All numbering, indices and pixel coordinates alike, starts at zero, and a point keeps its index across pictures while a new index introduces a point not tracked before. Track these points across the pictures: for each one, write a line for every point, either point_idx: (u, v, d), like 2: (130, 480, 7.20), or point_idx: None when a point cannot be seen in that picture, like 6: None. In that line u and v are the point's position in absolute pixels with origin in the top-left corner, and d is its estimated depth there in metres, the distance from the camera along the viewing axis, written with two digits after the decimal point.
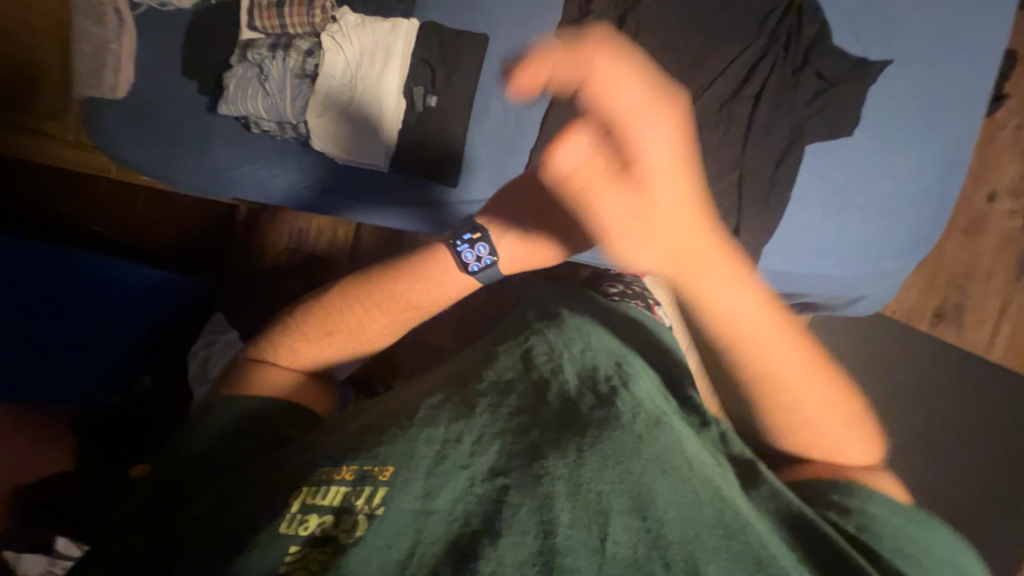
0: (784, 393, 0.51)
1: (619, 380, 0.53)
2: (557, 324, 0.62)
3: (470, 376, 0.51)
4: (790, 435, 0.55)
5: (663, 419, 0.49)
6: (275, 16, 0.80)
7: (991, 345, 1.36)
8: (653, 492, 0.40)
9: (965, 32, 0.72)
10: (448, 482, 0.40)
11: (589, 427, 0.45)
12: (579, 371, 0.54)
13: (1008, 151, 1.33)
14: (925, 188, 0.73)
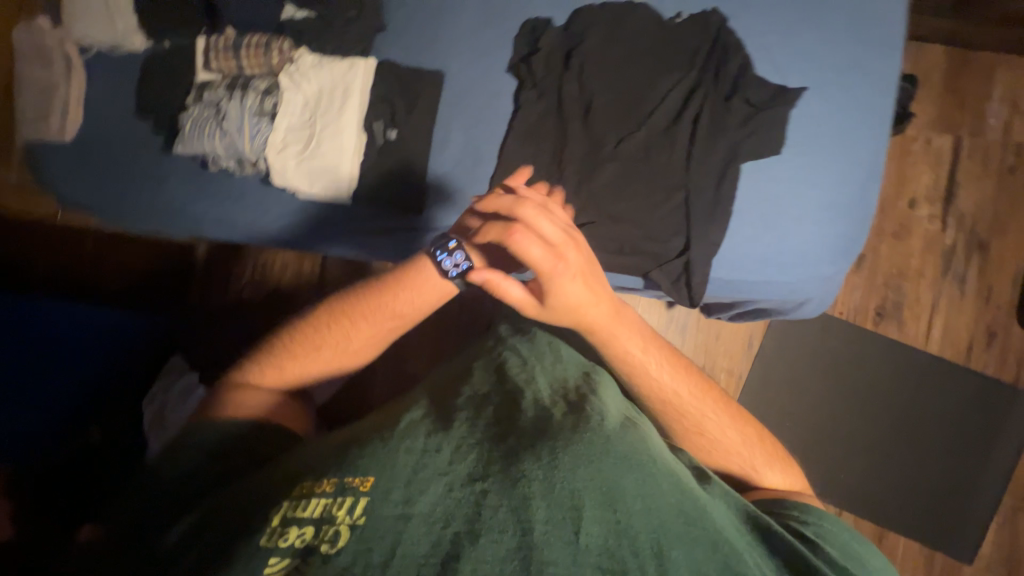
0: (685, 422, 0.63)
1: (589, 386, 0.57)
2: (527, 342, 0.67)
3: (447, 395, 0.54)
4: (718, 461, 0.63)
5: (626, 420, 0.52)
6: (232, 59, 0.83)
7: (928, 339, 1.48)
8: (621, 486, 0.43)
9: (871, 60, 0.80)
10: (428, 489, 0.42)
11: (561, 429, 0.47)
12: (552, 381, 0.57)
13: (922, 162, 1.48)
14: (850, 198, 0.80)
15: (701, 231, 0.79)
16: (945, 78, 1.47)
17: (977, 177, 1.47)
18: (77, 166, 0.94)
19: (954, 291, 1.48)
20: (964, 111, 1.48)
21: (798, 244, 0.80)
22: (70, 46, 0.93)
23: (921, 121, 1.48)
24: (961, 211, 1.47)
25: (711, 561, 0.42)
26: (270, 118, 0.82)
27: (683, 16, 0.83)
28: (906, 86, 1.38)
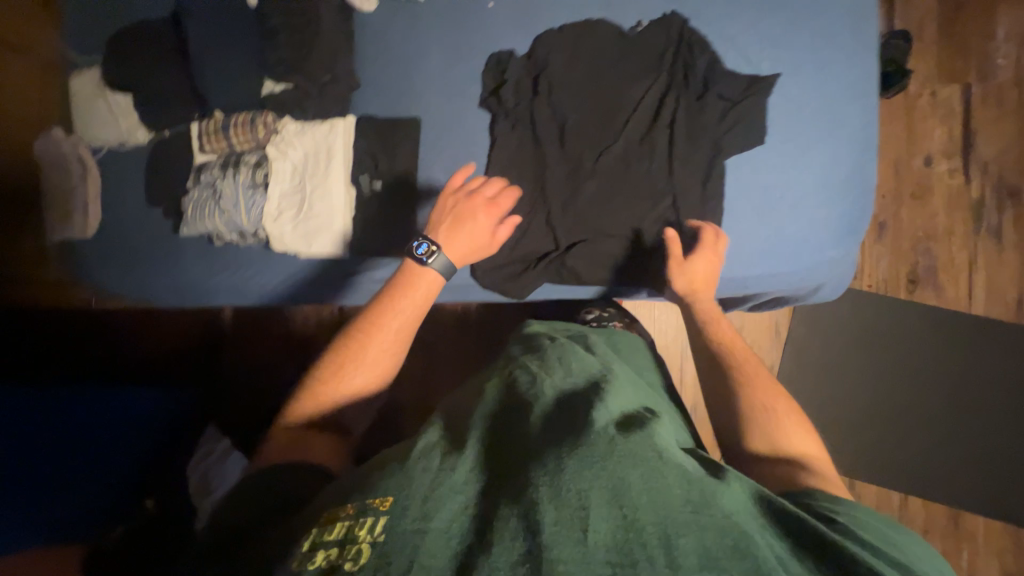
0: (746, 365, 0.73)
1: (596, 390, 0.58)
2: (537, 354, 0.69)
3: (462, 415, 0.57)
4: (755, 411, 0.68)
5: (634, 418, 0.53)
6: (223, 140, 0.88)
7: (972, 299, 1.38)
8: (627, 480, 0.44)
9: (843, 36, 0.78)
10: (442, 506, 0.44)
11: (567, 436, 0.49)
12: (561, 390, 0.59)
13: (931, 116, 1.41)
14: (846, 176, 0.77)
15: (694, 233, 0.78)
16: (941, 26, 1.40)
17: (995, 121, 1.39)
18: (103, 254, 1.01)
19: (991, 245, 1.38)
20: (968, 56, 1.40)
21: (794, 230, 0.78)
22: (83, 150, 1.01)
23: (923, 74, 1.41)
24: (984, 160, 1.39)
25: (724, 543, 0.40)
26: (263, 189, 0.86)
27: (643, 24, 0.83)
28: (899, 42, 1.32)
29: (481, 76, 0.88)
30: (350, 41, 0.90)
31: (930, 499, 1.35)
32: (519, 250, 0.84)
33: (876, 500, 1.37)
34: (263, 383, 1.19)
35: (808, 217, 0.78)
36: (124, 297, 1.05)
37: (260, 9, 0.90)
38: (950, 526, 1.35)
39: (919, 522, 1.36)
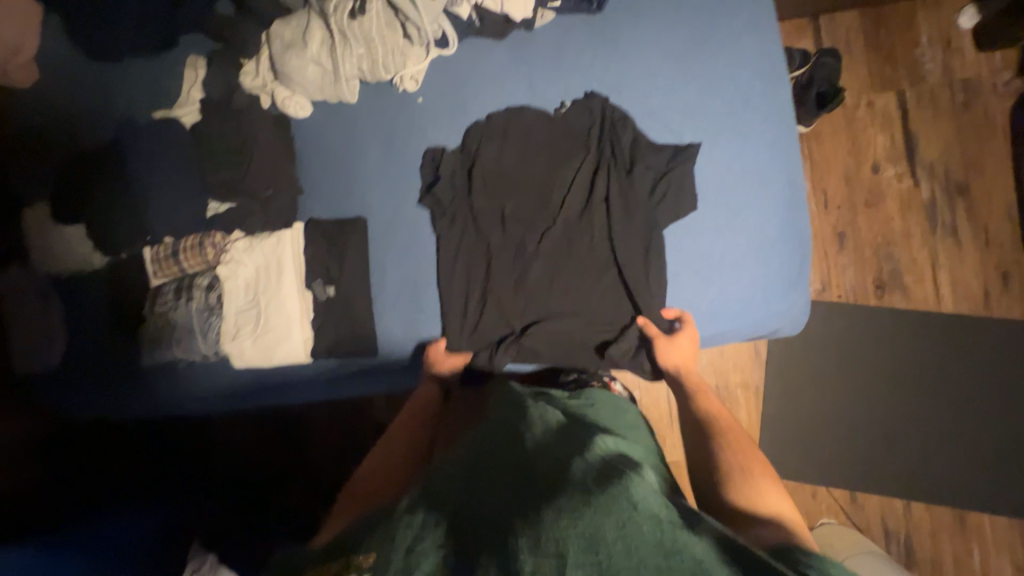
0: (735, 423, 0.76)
1: (579, 443, 0.61)
2: (523, 412, 0.72)
3: (450, 483, 0.61)
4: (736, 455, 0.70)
5: (615, 466, 0.55)
6: (174, 264, 0.89)
7: (939, 298, 1.40)
8: (601, 526, 0.46)
9: (755, 99, 0.82)
10: (423, 562, 0.48)
11: (548, 492, 0.52)
12: (545, 446, 0.62)
13: (872, 125, 1.44)
14: (778, 233, 0.81)
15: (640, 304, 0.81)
16: (867, 38, 1.44)
17: (934, 123, 1.42)
18: (70, 383, 1.01)
19: (949, 242, 1.41)
20: (897, 63, 1.44)
21: (733, 289, 0.81)
22: (41, 282, 1.02)
23: (857, 86, 1.45)
24: (929, 161, 1.42)
25: None
26: (218, 310, 0.87)
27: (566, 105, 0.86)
28: (828, 62, 1.37)
29: (419, 171, 0.91)
30: (290, 151, 0.93)
31: (931, 503, 1.35)
32: (478, 337, 0.86)
33: (880, 511, 1.37)
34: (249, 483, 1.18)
35: (745, 275, 0.81)
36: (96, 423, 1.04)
37: (199, 132, 0.92)
38: (957, 528, 1.34)
39: (926, 527, 1.35)
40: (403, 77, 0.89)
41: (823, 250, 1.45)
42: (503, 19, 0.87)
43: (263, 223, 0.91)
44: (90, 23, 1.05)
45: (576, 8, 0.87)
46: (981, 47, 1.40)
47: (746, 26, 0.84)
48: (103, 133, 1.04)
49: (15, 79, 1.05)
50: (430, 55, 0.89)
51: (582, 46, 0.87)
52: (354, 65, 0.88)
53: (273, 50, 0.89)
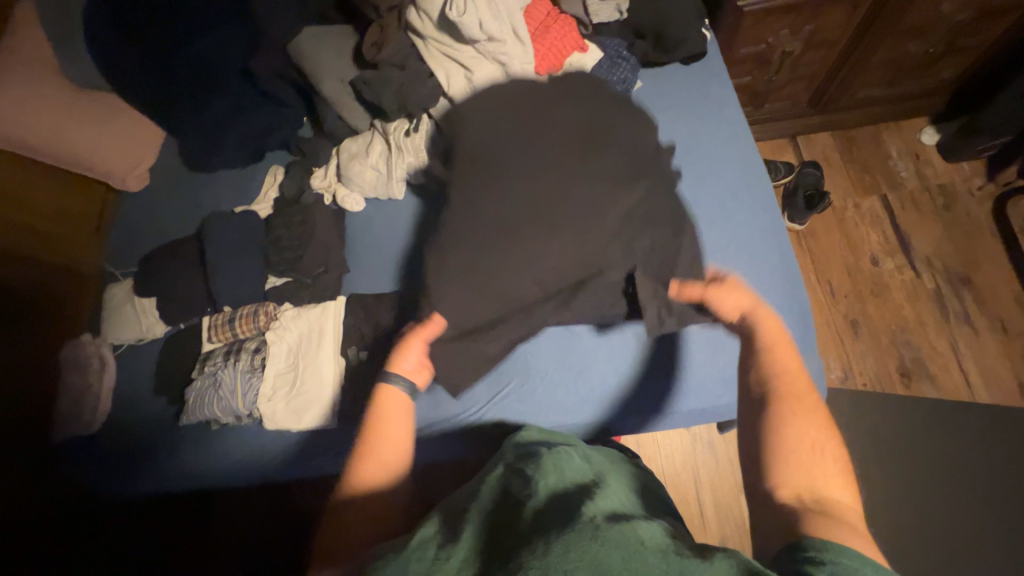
0: (797, 400, 0.68)
1: (586, 488, 0.63)
2: (532, 451, 0.74)
3: (462, 510, 0.64)
4: (810, 447, 0.64)
5: (622, 510, 0.59)
6: (228, 331, 1.00)
7: (972, 388, 1.36)
8: (609, 563, 0.50)
9: (740, 192, 0.96)
10: None
11: (558, 523, 0.56)
12: (558, 480, 0.65)
13: (862, 224, 1.57)
14: (778, 304, 0.88)
15: None
16: (842, 154, 1.66)
17: (920, 222, 1.54)
18: (108, 449, 1.07)
19: (966, 330, 1.42)
20: (873, 173, 1.62)
21: None
22: (106, 348, 1.14)
23: (841, 192, 1.62)
24: (925, 254, 1.51)
25: None
26: (259, 372, 0.94)
27: (604, 270, 0.87)
28: (811, 172, 1.54)
29: None
30: (342, 237, 1.10)
31: None
32: None
33: None
34: None
35: None
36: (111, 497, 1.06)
37: (268, 222, 1.10)
38: None
39: None
40: None
41: (838, 338, 1.47)
42: None
43: (311, 297, 1.03)
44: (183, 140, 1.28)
45: None
46: (948, 159, 1.58)
47: (726, 137, 1.01)
48: (190, 226, 1.25)
49: (130, 186, 1.31)
50: None
51: None
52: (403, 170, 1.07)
53: (340, 160, 1.10)
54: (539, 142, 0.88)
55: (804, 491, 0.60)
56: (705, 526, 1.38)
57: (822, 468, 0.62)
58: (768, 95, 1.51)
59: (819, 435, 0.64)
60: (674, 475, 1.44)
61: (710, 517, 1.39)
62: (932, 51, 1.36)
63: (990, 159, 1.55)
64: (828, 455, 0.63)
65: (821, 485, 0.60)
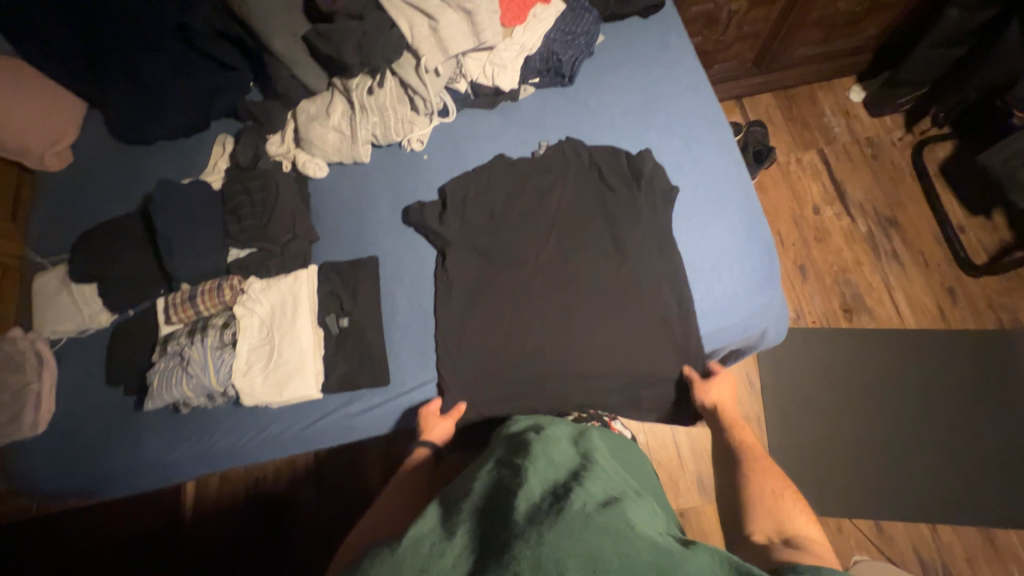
0: (758, 458, 0.78)
1: (575, 476, 0.63)
2: (523, 443, 0.73)
3: (455, 504, 0.62)
4: (770, 489, 0.73)
5: (613, 496, 0.60)
6: (190, 308, 0.93)
7: (902, 317, 1.53)
8: (602, 551, 0.51)
9: (703, 137, 1.00)
10: None
11: (551, 510, 0.55)
12: (550, 468, 0.65)
13: (804, 177, 1.70)
14: (745, 238, 0.94)
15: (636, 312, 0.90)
16: (783, 113, 1.77)
17: (853, 172, 1.69)
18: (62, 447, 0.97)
19: (895, 266, 1.58)
20: (811, 129, 1.75)
21: (714, 291, 0.92)
22: (40, 342, 1.02)
23: (785, 148, 1.73)
24: (857, 201, 1.65)
25: None
26: (231, 348, 0.88)
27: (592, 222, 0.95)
28: (757, 129, 1.64)
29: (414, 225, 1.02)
30: (307, 204, 1.04)
31: (956, 523, 1.33)
32: (493, 352, 0.91)
33: (907, 536, 1.33)
34: (276, 537, 1.22)
35: (722, 279, 0.92)
36: (78, 496, 0.99)
37: (222, 191, 1.02)
38: (989, 548, 1.30)
39: (960, 551, 1.31)
40: (411, 139, 1.05)
41: (789, 281, 1.59)
42: (493, 92, 1.06)
43: (280, 266, 0.97)
44: (111, 109, 1.15)
45: (552, 81, 1.07)
46: (873, 113, 1.73)
47: (686, 86, 1.05)
48: (129, 204, 1.13)
49: (50, 167, 1.17)
50: (433, 122, 1.06)
51: (558, 108, 1.06)
52: (368, 131, 1.02)
53: (298, 123, 1.04)
54: (517, 205, 0.97)
55: (774, 535, 0.67)
56: (682, 467, 1.47)
57: (787, 512, 0.69)
58: (716, 55, 1.58)
59: (778, 484, 0.73)
60: (652, 424, 1.51)
61: (686, 457, 1.48)
62: (858, 9, 1.48)
63: (908, 111, 1.71)
64: (796, 506, 0.70)
65: (790, 529, 0.67)
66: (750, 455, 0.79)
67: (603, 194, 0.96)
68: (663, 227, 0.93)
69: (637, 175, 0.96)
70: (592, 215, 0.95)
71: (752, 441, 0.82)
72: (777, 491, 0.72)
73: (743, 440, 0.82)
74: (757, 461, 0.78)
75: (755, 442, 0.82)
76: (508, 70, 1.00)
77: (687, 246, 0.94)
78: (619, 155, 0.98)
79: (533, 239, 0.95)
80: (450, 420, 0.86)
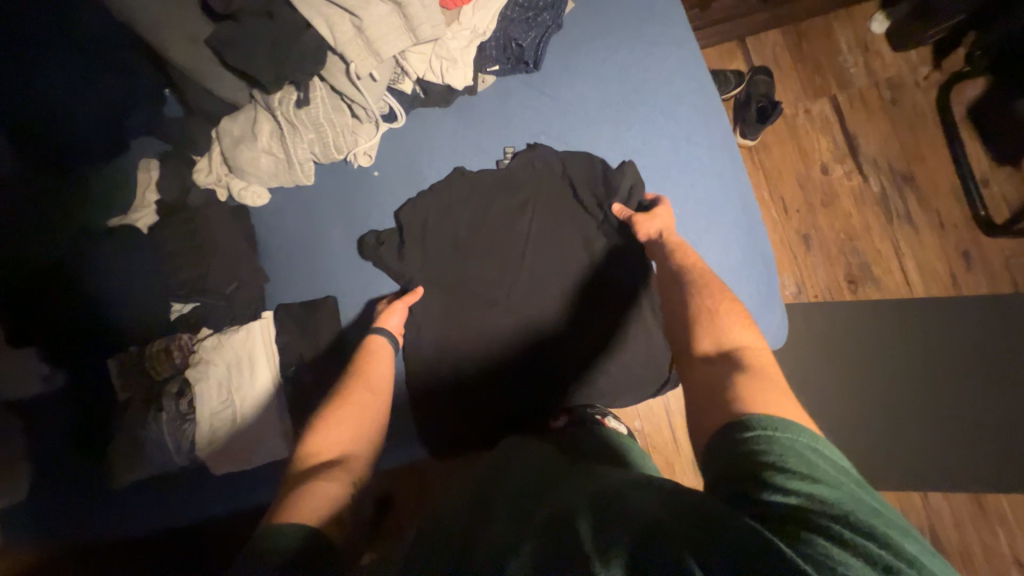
0: (698, 272, 0.73)
1: (561, 478, 0.52)
2: (507, 447, 0.62)
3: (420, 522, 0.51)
4: (713, 305, 0.68)
5: (603, 484, 0.48)
6: (141, 375, 0.86)
7: (910, 284, 1.44)
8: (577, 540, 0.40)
9: (694, 130, 0.86)
10: None
11: (530, 520, 0.44)
12: (532, 473, 0.54)
13: (813, 131, 1.52)
14: (740, 259, 0.83)
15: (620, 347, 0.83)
16: (792, 54, 1.54)
17: (868, 122, 1.50)
18: None
19: (907, 229, 1.46)
20: (823, 72, 1.53)
21: None
22: None
23: (792, 97, 1.53)
24: (871, 156, 1.49)
25: None
26: (190, 416, 0.84)
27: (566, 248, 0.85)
28: (762, 80, 1.44)
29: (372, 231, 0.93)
30: (252, 242, 0.94)
31: (949, 491, 1.34)
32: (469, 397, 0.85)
33: (898, 504, 1.36)
34: None
35: None
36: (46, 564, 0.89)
37: (154, 236, 0.91)
38: (978, 510, 1.33)
39: (948, 515, 1.34)
40: (357, 154, 0.92)
41: (791, 253, 1.48)
42: (444, 89, 0.89)
43: (231, 319, 0.89)
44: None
45: (514, 69, 0.90)
46: (896, 49, 1.50)
47: (674, 66, 0.88)
48: None
49: None
50: (380, 129, 0.91)
51: (523, 104, 0.91)
52: (306, 150, 0.89)
53: (222, 147, 0.89)
54: (483, 227, 0.87)
55: (717, 348, 0.63)
56: (677, 450, 1.48)
57: (725, 326, 0.64)
58: None
59: (718, 301, 0.68)
60: (647, 410, 1.50)
61: (682, 441, 1.48)
62: None
63: (936, 44, 1.48)
64: (733, 309, 0.67)
65: (728, 335, 0.64)
66: (689, 273, 0.73)
67: (578, 213, 0.86)
68: (649, 255, 0.83)
69: (617, 190, 0.84)
70: (568, 242, 0.85)
71: (689, 260, 0.76)
72: (715, 305, 0.68)
73: (684, 262, 0.75)
74: (703, 280, 0.72)
75: (690, 259, 0.76)
76: (459, 65, 0.83)
77: None
78: (596, 165, 0.85)
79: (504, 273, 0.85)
80: (405, 304, 0.84)
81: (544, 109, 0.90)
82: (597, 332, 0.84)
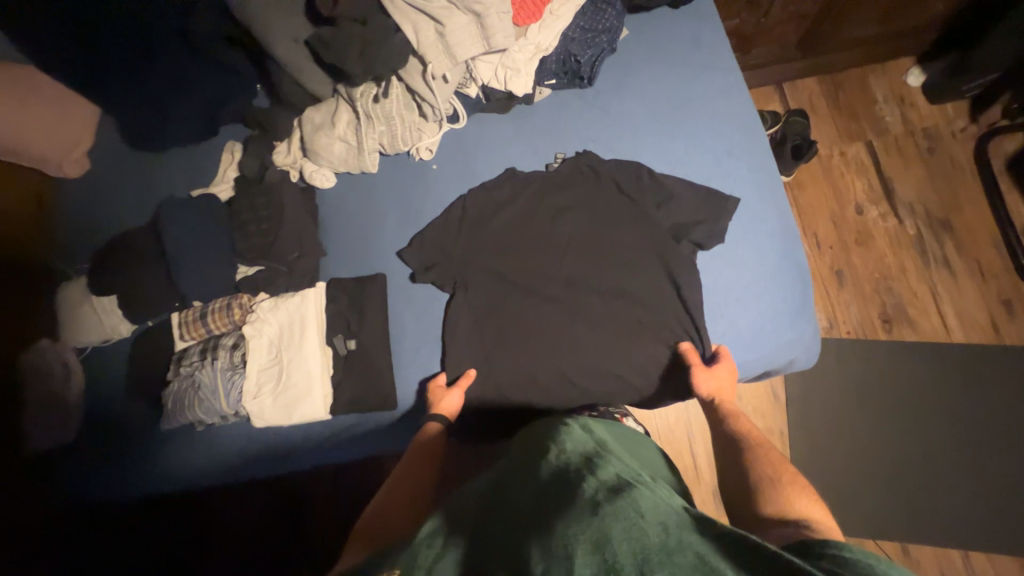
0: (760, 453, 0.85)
1: (587, 463, 0.62)
2: (545, 437, 0.73)
3: (470, 514, 0.64)
4: None
5: (628, 481, 0.58)
6: (202, 328, 0.94)
7: (948, 329, 1.41)
8: (609, 531, 0.50)
9: (735, 147, 0.92)
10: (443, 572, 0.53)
11: (561, 505, 0.56)
12: (561, 460, 0.64)
13: (847, 173, 1.56)
14: (777, 267, 0.86)
15: (653, 340, 0.87)
16: (828, 100, 1.61)
17: (904, 168, 1.53)
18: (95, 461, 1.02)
19: (945, 273, 1.45)
20: (859, 119, 1.59)
21: (742, 319, 0.85)
22: (68, 353, 1.05)
23: (827, 140, 1.59)
24: (907, 200, 1.51)
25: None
26: (241, 368, 0.89)
27: (606, 246, 0.90)
28: (798, 120, 1.50)
29: (429, 217, 1.00)
30: (314, 218, 1.02)
31: (991, 552, 1.26)
32: (502, 379, 0.89)
33: (936, 561, 1.27)
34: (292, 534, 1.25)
35: (754, 305, 0.85)
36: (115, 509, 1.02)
37: (229, 207, 1.00)
38: None
39: None
40: (419, 148, 1.00)
41: (824, 288, 1.48)
42: (505, 96, 0.99)
43: (289, 284, 0.96)
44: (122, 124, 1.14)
45: (570, 83, 0.99)
46: (932, 101, 1.56)
47: (718, 89, 0.95)
48: (146, 212, 1.14)
49: (66, 171, 1.17)
50: (443, 128, 1.00)
51: (575, 114, 0.99)
52: (375, 140, 0.98)
53: (304, 133, 1.00)
54: (532, 222, 0.93)
55: None
56: (698, 477, 1.44)
57: None
58: (756, 39, 1.45)
59: None
60: (668, 433, 1.47)
61: (703, 468, 1.44)
62: None
63: (974, 99, 1.53)
64: None
65: None
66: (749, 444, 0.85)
67: (622, 212, 0.90)
68: (686, 257, 0.87)
69: (659, 195, 0.89)
70: (607, 241, 0.90)
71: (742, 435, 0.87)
72: None
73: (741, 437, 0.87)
74: None
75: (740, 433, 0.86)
76: (522, 74, 0.92)
77: (713, 270, 0.87)
78: (641, 171, 0.91)
79: (545, 262, 0.92)
80: (461, 389, 0.86)
81: (594, 121, 0.98)
82: (628, 327, 0.87)
